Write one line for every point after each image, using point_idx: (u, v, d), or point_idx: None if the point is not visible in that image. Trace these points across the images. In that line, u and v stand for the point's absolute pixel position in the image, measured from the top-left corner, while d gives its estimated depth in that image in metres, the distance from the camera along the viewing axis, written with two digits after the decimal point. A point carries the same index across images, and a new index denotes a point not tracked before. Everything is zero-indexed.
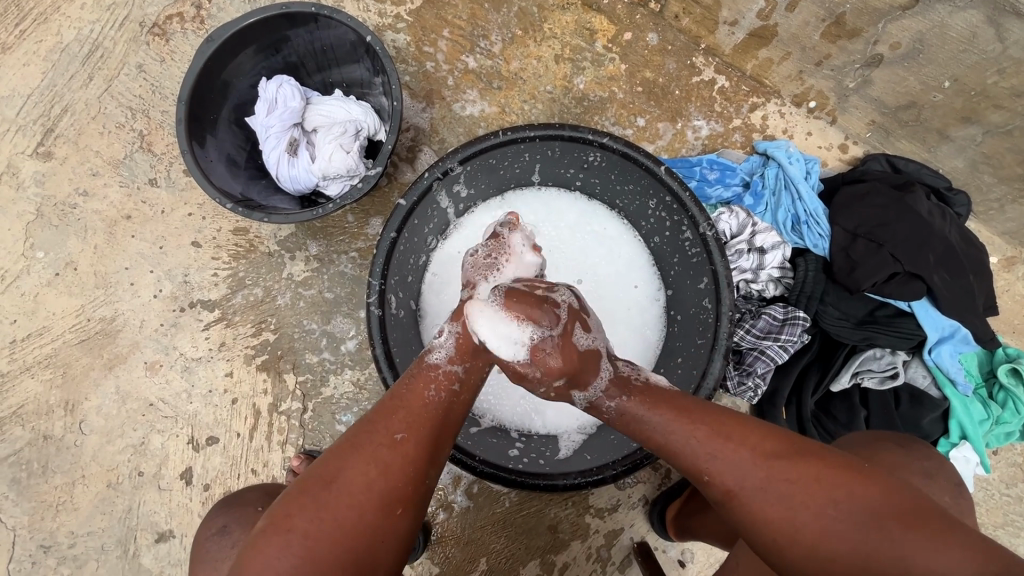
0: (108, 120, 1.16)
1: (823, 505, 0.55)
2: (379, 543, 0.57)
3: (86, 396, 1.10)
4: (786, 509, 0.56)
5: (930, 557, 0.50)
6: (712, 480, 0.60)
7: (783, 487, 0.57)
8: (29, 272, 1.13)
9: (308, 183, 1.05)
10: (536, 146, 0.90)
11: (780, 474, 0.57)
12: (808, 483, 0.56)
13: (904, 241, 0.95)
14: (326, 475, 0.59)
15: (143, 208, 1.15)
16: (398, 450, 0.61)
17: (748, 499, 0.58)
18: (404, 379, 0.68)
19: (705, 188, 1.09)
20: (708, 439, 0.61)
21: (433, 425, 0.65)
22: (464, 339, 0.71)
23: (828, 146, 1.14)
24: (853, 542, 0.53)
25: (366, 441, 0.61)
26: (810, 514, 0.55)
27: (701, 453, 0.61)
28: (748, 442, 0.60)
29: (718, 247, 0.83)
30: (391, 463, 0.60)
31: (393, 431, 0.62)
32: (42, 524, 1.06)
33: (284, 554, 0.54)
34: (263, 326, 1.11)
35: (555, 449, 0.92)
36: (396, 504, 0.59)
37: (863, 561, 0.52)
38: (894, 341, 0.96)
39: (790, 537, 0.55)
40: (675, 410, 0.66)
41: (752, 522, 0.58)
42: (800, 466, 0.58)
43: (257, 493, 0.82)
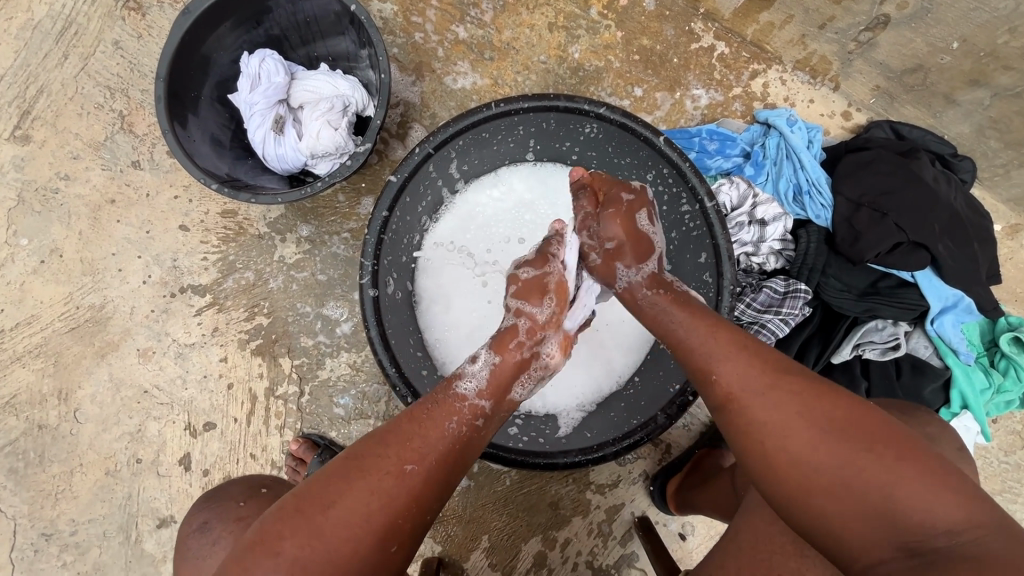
0: (86, 100, 1.12)
1: (816, 420, 0.54)
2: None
3: (80, 384, 1.08)
4: (778, 416, 0.56)
5: (920, 489, 0.49)
6: (717, 376, 0.61)
7: (782, 397, 0.57)
8: (13, 260, 1.10)
9: (296, 163, 1.02)
10: (530, 118, 0.87)
11: (784, 385, 0.58)
12: (814, 400, 0.56)
13: (908, 210, 0.92)
14: (329, 497, 0.57)
15: (127, 192, 1.11)
16: (404, 481, 0.59)
17: (743, 405, 0.58)
18: (426, 403, 0.66)
19: (704, 159, 1.06)
20: (716, 345, 0.63)
21: (444, 457, 0.62)
22: (498, 380, 0.70)
23: (831, 113, 1.11)
24: (840, 462, 0.52)
25: (375, 466, 0.59)
26: (801, 431, 0.54)
27: (713, 354, 0.63)
28: (755, 357, 0.61)
29: (719, 219, 0.80)
30: (395, 493, 0.58)
31: (403, 460, 0.60)
32: (42, 513, 1.06)
33: None
34: (256, 310, 1.09)
35: (554, 427, 0.91)
36: (392, 540, 0.57)
37: (846, 482, 0.51)
38: (896, 312, 0.95)
39: (779, 441, 0.55)
40: (702, 317, 0.68)
41: (744, 424, 0.58)
42: (816, 384, 0.58)
43: (241, 486, 0.81)
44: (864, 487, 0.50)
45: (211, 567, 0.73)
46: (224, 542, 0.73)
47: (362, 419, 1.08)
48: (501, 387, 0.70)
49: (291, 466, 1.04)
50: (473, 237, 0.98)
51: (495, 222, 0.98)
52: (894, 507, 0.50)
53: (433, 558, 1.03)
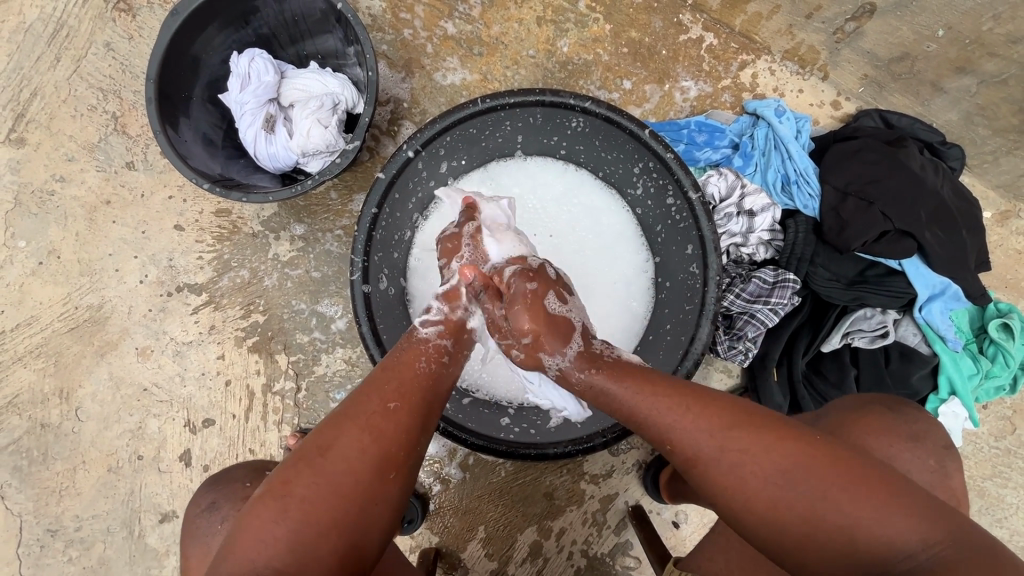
0: (80, 102, 1.13)
1: (776, 474, 0.54)
2: (374, 506, 0.57)
3: (80, 383, 1.10)
4: (736, 477, 0.55)
5: (882, 522, 0.50)
6: (671, 447, 0.59)
7: (735, 453, 0.56)
8: (12, 261, 1.11)
9: (287, 161, 1.03)
10: (516, 113, 0.87)
11: (736, 443, 0.56)
12: (766, 446, 0.55)
13: (895, 198, 0.93)
14: (324, 443, 0.59)
15: (122, 192, 1.12)
16: (390, 416, 0.61)
17: (705, 468, 0.57)
18: (394, 353, 0.70)
19: (693, 151, 1.07)
20: (667, 409, 0.61)
21: (423, 393, 0.65)
22: (455, 324, 0.75)
23: (820, 103, 1.11)
24: (806, 508, 0.52)
25: (358, 410, 0.61)
26: (761, 482, 0.54)
27: (664, 421, 0.60)
28: (707, 413, 0.59)
29: (705, 211, 0.81)
30: (384, 427, 0.60)
31: (384, 399, 0.62)
32: (47, 509, 1.08)
33: (280, 519, 0.54)
34: (252, 308, 1.10)
35: (546, 419, 0.92)
36: (389, 470, 0.59)
37: (815, 523, 0.51)
38: (885, 301, 0.96)
39: (749, 501, 0.55)
40: (641, 382, 0.65)
41: (711, 487, 0.57)
42: (763, 429, 0.57)
43: (244, 468, 0.82)
44: (839, 534, 0.51)
45: (219, 542, 0.75)
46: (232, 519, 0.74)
47: None
48: (458, 325, 0.76)
49: None
50: None
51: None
52: (867, 547, 0.50)
53: (430, 548, 1.05)
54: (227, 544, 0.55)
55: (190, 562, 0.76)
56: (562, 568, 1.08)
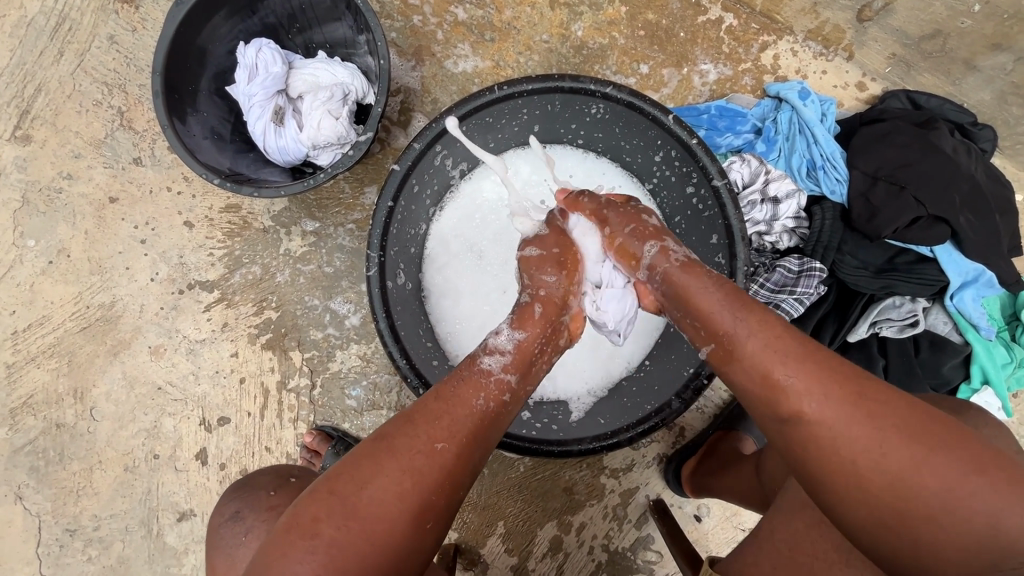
0: (84, 97, 1.11)
1: (905, 445, 0.51)
2: (405, 556, 0.56)
3: (94, 383, 1.09)
4: (869, 439, 0.52)
5: (1017, 513, 0.48)
6: (785, 391, 0.56)
7: (869, 417, 0.52)
8: (22, 261, 1.10)
9: (298, 154, 1.00)
10: (534, 100, 0.84)
11: (870, 405, 0.53)
12: (896, 416, 0.52)
13: (927, 182, 0.89)
14: (363, 478, 0.56)
15: (130, 189, 1.11)
16: (435, 461, 0.58)
17: (823, 420, 0.54)
18: (449, 382, 0.65)
19: (714, 137, 1.03)
20: (785, 356, 0.57)
21: (472, 434, 0.61)
22: (522, 356, 0.68)
23: (844, 84, 1.07)
24: (939, 486, 0.49)
25: (402, 447, 0.58)
26: (893, 453, 0.51)
27: (777, 367, 0.57)
28: (831, 374, 0.55)
29: (731, 198, 0.78)
30: (427, 471, 0.57)
31: (432, 439, 0.59)
32: (65, 509, 1.08)
33: (307, 559, 0.52)
34: (264, 304, 1.09)
35: (567, 412, 0.90)
36: (426, 517, 0.57)
37: (946, 505, 0.49)
38: (914, 289, 0.93)
39: (872, 466, 0.51)
40: (765, 324, 0.60)
41: (826, 445, 0.53)
42: (895, 401, 0.53)
43: (269, 475, 0.80)
44: (954, 512, 0.49)
45: (246, 556, 0.73)
46: (245, 537, 0.73)
47: (374, 410, 1.08)
48: (526, 358, 0.68)
49: (305, 457, 1.04)
50: (482, 222, 0.96)
51: (501, 209, 0.96)
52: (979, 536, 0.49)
53: (450, 544, 1.04)
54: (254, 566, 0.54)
55: (215, 570, 0.75)
56: (583, 563, 1.07)
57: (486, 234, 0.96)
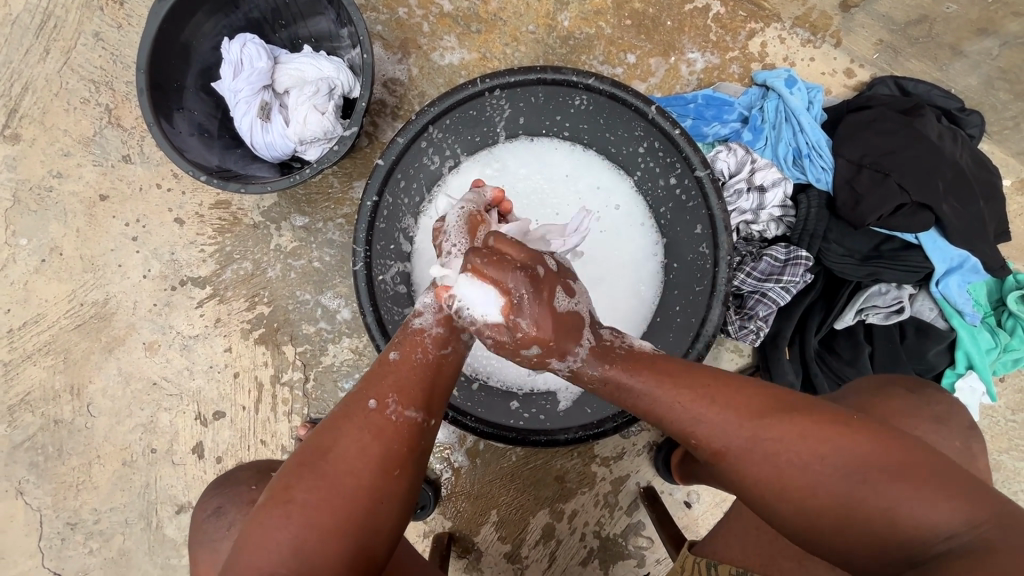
0: (72, 95, 1.11)
1: (813, 463, 0.52)
2: (381, 505, 0.57)
3: (90, 379, 1.10)
4: (772, 470, 0.54)
5: (921, 509, 0.49)
6: (699, 438, 0.57)
7: (769, 446, 0.54)
8: (15, 260, 1.11)
9: (285, 149, 1.01)
10: (517, 92, 0.84)
11: (767, 433, 0.55)
12: (795, 441, 0.54)
13: (912, 170, 0.90)
14: (324, 445, 0.58)
15: (120, 186, 1.11)
16: (391, 412, 0.60)
17: (737, 459, 0.55)
18: (391, 344, 0.66)
19: (701, 126, 1.03)
20: (690, 405, 0.58)
21: (424, 385, 0.63)
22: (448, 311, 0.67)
23: (832, 72, 1.07)
24: (841, 495, 0.51)
25: (355, 412, 0.60)
26: (797, 474, 0.53)
27: (686, 416, 0.58)
28: (733, 403, 0.57)
29: (714, 188, 0.79)
30: (385, 425, 0.59)
31: (381, 396, 0.61)
32: (65, 503, 1.10)
33: (285, 525, 0.54)
34: (257, 299, 1.10)
35: (555, 402, 0.91)
36: (394, 466, 0.58)
37: (852, 514, 0.51)
38: (900, 275, 0.94)
39: (784, 490, 0.53)
40: (672, 373, 0.61)
41: (741, 480, 0.56)
42: (794, 425, 0.54)
43: (249, 471, 0.81)
44: (868, 510, 0.50)
45: (227, 549, 0.75)
46: (238, 523, 0.74)
47: None
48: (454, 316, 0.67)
49: None
50: None
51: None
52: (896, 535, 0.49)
53: (444, 533, 1.06)
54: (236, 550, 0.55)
55: (199, 563, 0.77)
56: (575, 550, 1.08)
57: None
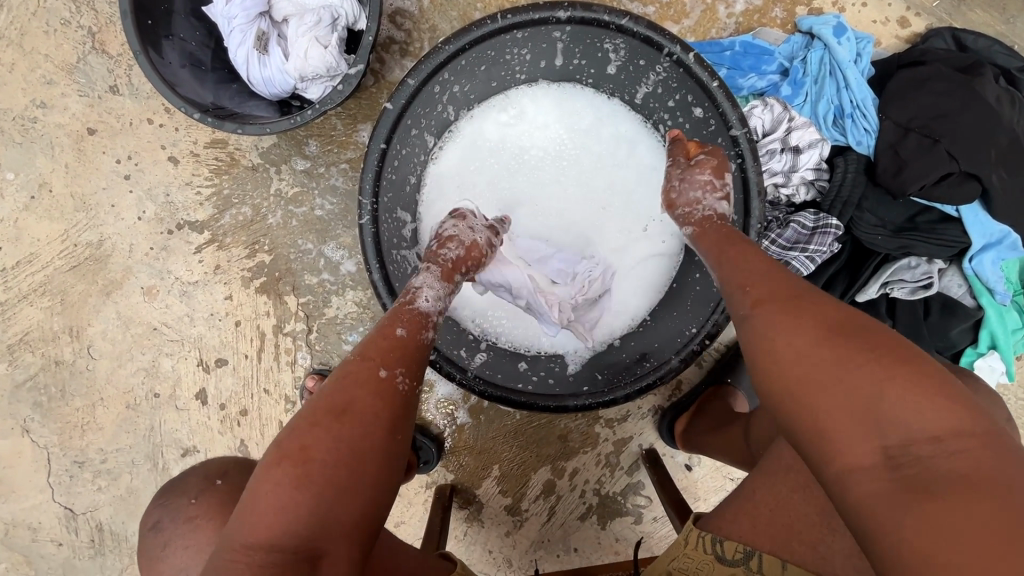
0: (52, 16, 1.01)
1: (837, 337, 0.51)
2: (383, 468, 0.57)
3: (89, 322, 1.08)
4: (793, 328, 0.53)
5: (932, 416, 0.45)
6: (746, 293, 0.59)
7: (802, 313, 0.54)
8: (3, 195, 1.06)
9: (285, 86, 0.93)
10: (540, 33, 0.76)
11: (804, 302, 0.55)
12: (838, 323, 0.52)
13: (964, 136, 0.83)
14: (339, 405, 0.57)
15: (108, 120, 1.04)
16: (399, 382, 0.61)
17: (766, 315, 0.56)
18: (393, 318, 0.67)
19: (736, 77, 0.94)
20: (763, 272, 0.60)
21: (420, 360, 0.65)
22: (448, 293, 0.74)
23: (885, 20, 0.97)
24: (851, 366, 0.49)
25: (363, 373, 0.59)
26: (819, 340, 0.51)
27: (747, 271, 0.61)
28: (787, 280, 0.58)
29: (751, 149, 0.73)
30: (391, 392, 0.60)
31: (389, 367, 0.61)
32: (71, 443, 1.11)
33: (290, 482, 0.53)
34: (257, 247, 1.05)
35: (564, 365, 0.88)
36: (397, 432, 0.59)
37: (853, 390, 0.48)
38: (931, 250, 0.89)
39: (802, 353, 0.52)
40: (757, 261, 0.62)
41: (766, 335, 0.55)
42: (848, 317, 0.53)
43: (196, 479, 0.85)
44: (856, 390, 0.48)
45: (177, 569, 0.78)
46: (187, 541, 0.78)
47: None
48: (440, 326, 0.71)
49: None
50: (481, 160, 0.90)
51: (501, 150, 0.90)
52: (881, 429, 0.46)
53: (446, 486, 1.07)
54: (247, 495, 0.54)
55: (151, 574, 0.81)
56: (574, 506, 1.10)
57: (488, 173, 0.90)
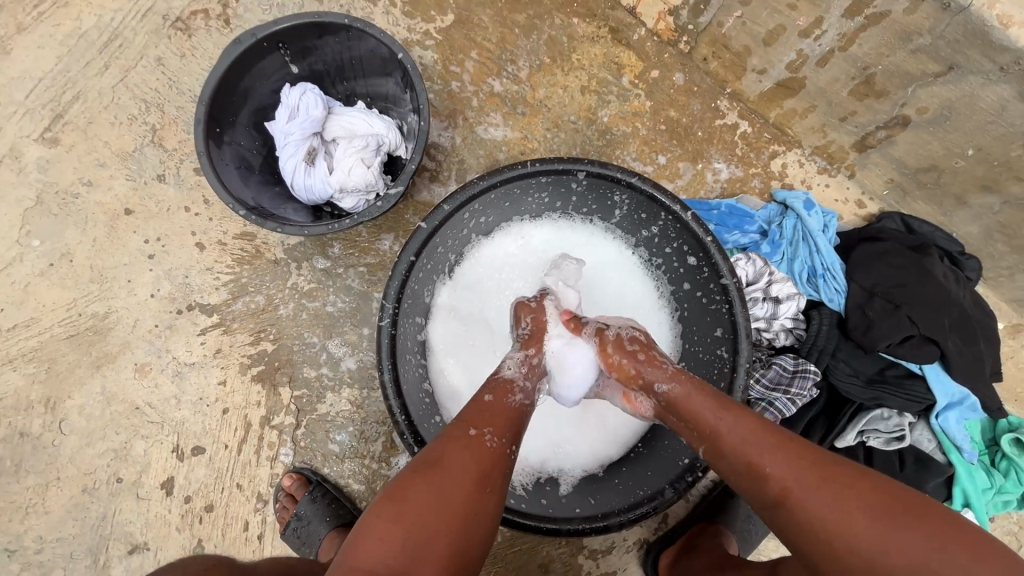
0: (121, 111, 1.13)
1: (866, 509, 0.55)
2: (475, 521, 0.61)
3: (69, 394, 1.05)
4: (831, 510, 0.56)
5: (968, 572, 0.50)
6: (766, 473, 0.61)
7: (827, 487, 0.57)
8: (22, 260, 1.09)
9: (323, 194, 1.03)
10: (560, 180, 0.88)
11: (820, 471, 0.59)
12: (853, 484, 0.57)
13: (922, 304, 0.93)
14: (434, 458, 0.64)
15: (148, 204, 1.11)
16: (488, 441, 0.67)
17: (797, 501, 0.58)
18: (486, 387, 0.76)
19: (722, 233, 1.08)
20: (763, 439, 0.63)
21: (508, 423, 0.71)
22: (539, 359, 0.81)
23: (845, 199, 1.14)
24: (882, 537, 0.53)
25: (454, 435, 0.67)
26: (853, 515, 0.55)
27: (753, 443, 0.63)
28: (785, 449, 0.62)
29: (740, 296, 0.82)
30: (480, 450, 0.66)
31: (478, 428, 0.68)
32: (10, 526, 1.02)
33: (386, 538, 0.57)
34: (262, 335, 1.08)
35: (555, 486, 0.88)
36: (487, 483, 0.64)
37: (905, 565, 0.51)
38: (902, 403, 0.96)
39: (841, 534, 0.54)
40: (752, 420, 0.65)
41: (805, 524, 0.57)
42: (853, 475, 0.58)
43: (194, 563, 0.73)
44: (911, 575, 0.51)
45: None
46: None
47: (355, 458, 1.06)
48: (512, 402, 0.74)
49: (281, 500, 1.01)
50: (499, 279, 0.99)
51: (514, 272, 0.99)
52: None
53: None
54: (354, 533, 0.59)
55: None
56: None
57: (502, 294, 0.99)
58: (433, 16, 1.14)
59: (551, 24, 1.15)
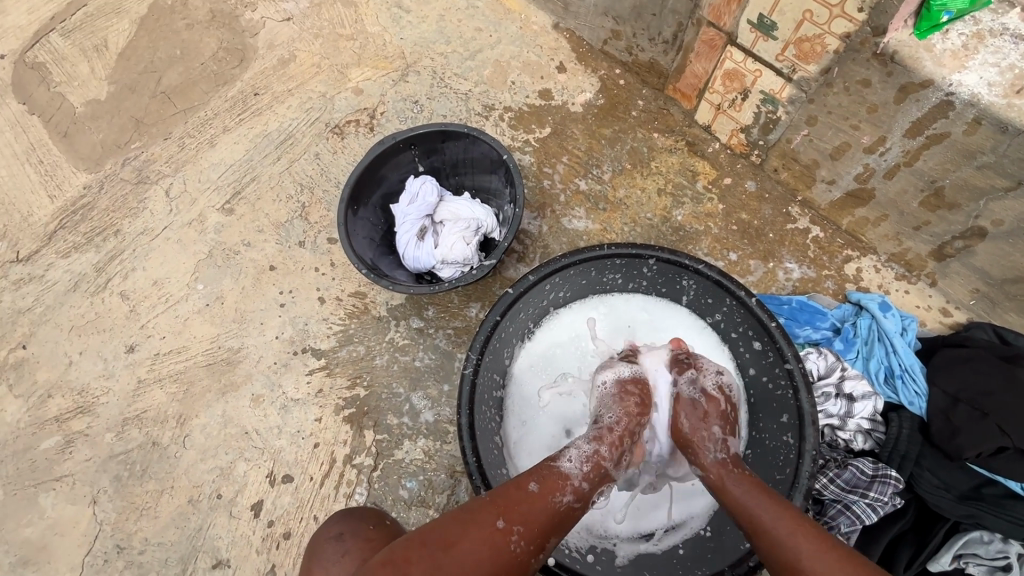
0: (282, 191, 1.43)
1: None
2: None
3: (197, 414, 1.24)
4: None
5: None
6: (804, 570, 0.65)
7: None
8: (187, 299, 1.35)
9: (427, 264, 1.22)
10: (633, 262, 1.00)
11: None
12: None
13: (1016, 415, 0.89)
14: (450, 538, 0.69)
15: (288, 263, 1.36)
16: (512, 542, 0.70)
17: None
18: (532, 473, 0.77)
19: (793, 327, 1.11)
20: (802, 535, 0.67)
21: (542, 524, 0.73)
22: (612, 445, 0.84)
23: (927, 306, 1.15)
24: None
25: (478, 521, 0.71)
26: None
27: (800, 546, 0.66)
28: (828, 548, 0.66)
29: (805, 384, 0.85)
30: (500, 548, 0.70)
31: (508, 522, 0.71)
32: (124, 525, 1.17)
33: None
34: (357, 381, 1.22)
35: (612, 556, 0.91)
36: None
37: None
38: (1005, 526, 0.88)
39: None
40: (791, 513, 0.70)
41: None
42: None
43: (367, 510, 0.89)
44: None
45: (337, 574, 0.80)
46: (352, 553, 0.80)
47: (421, 507, 1.13)
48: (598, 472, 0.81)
49: None
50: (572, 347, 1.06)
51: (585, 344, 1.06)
52: None
53: None
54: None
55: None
56: None
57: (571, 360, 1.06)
58: (534, 129, 1.37)
59: (634, 137, 1.33)
